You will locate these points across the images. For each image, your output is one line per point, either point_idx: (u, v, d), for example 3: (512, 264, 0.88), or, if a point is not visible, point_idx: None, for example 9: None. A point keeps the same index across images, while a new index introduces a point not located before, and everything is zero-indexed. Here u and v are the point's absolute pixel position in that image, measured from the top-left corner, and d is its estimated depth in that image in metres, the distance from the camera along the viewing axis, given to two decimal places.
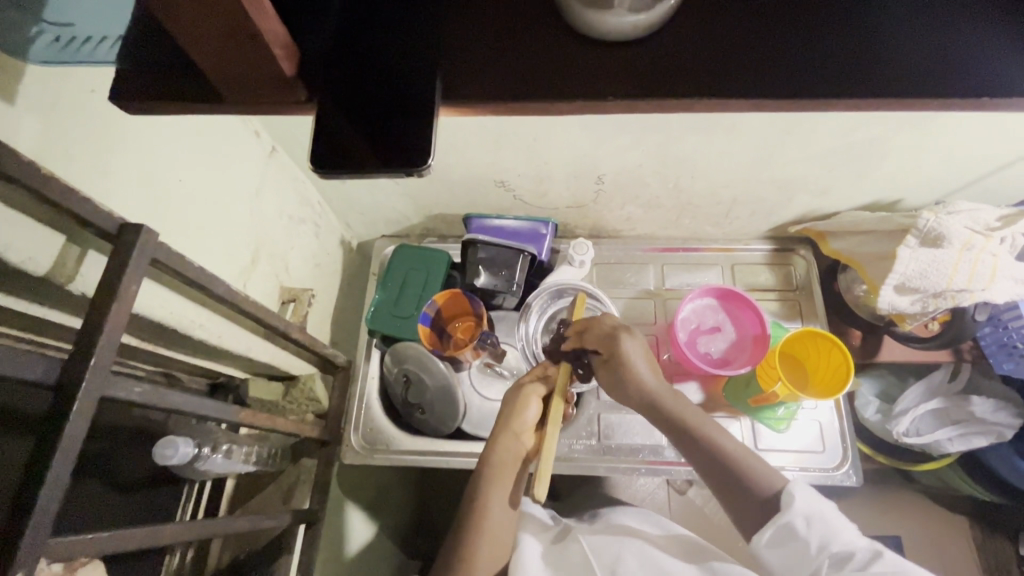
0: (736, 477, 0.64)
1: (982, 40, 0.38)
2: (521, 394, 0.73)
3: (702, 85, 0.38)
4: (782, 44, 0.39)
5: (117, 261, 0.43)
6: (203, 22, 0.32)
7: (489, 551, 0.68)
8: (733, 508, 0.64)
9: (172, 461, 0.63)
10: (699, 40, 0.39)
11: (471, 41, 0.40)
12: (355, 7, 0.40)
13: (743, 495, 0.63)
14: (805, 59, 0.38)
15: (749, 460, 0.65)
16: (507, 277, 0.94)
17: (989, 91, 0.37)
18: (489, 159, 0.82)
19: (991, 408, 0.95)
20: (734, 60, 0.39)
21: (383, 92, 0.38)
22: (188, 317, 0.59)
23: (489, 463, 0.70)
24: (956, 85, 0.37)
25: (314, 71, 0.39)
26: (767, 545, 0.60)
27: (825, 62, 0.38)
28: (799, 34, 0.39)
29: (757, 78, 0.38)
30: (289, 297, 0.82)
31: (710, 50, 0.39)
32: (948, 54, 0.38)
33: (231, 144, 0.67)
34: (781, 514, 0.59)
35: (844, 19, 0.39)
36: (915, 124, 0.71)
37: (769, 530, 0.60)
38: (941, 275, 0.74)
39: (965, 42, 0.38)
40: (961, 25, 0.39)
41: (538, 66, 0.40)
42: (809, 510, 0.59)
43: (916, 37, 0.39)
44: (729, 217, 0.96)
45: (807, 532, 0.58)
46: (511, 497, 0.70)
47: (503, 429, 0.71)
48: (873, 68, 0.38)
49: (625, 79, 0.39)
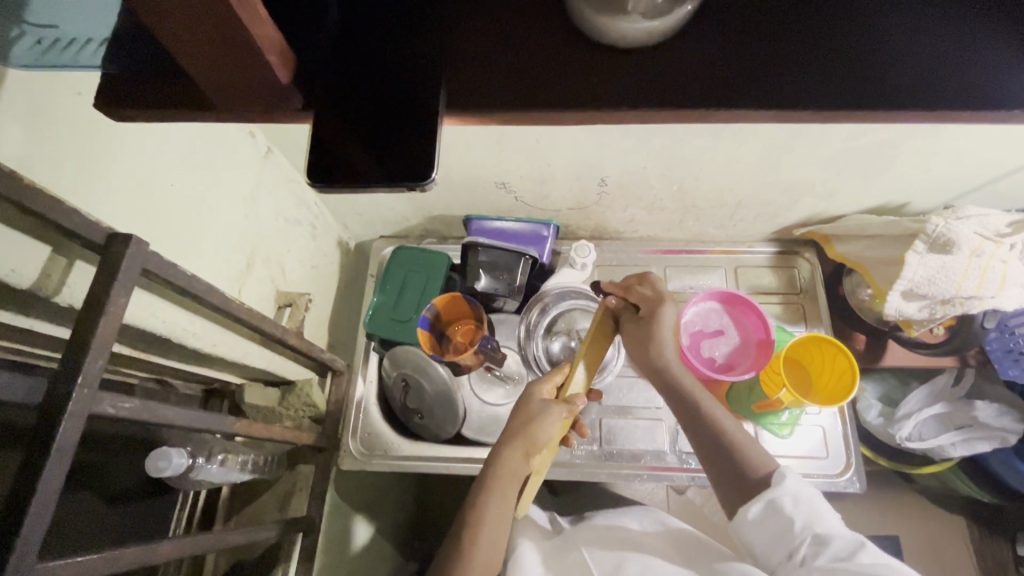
0: (724, 431, 0.67)
1: (1003, 47, 0.37)
2: (546, 415, 0.66)
3: (716, 94, 0.37)
4: (796, 51, 0.37)
5: (105, 274, 0.41)
6: (190, 26, 0.30)
7: (482, 562, 0.66)
8: (710, 461, 0.67)
9: (166, 472, 0.62)
10: (712, 43, 0.38)
11: (472, 46, 0.38)
12: (353, 11, 0.38)
13: (723, 448, 0.66)
14: (820, 62, 0.37)
15: (731, 422, 0.68)
16: (508, 280, 0.92)
17: (1013, 103, 0.36)
18: (490, 160, 0.80)
19: (994, 413, 0.94)
20: (750, 64, 0.37)
21: (382, 101, 0.36)
22: (181, 325, 0.57)
23: (493, 478, 0.66)
24: (974, 96, 0.36)
25: (314, 79, 0.37)
26: (753, 518, 0.61)
27: (840, 73, 0.37)
28: (814, 38, 0.37)
29: (770, 85, 0.37)
30: (285, 301, 0.80)
31: (726, 58, 0.37)
32: (966, 63, 0.37)
33: (226, 147, 0.66)
34: (771, 489, 0.62)
35: (859, 22, 0.38)
36: (925, 127, 0.69)
37: (759, 504, 0.61)
38: (950, 281, 0.73)
39: (984, 48, 0.37)
40: (981, 32, 0.37)
41: (543, 72, 0.38)
42: (797, 490, 0.61)
43: (931, 42, 0.37)
44: (733, 219, 0.94)
45: (794, 510, 0.60)
46: (507, 514, 0.67)
47: (516, 443, 0.66)
48: (891, 78, 0.36)
49: (635, 86, 0.37)
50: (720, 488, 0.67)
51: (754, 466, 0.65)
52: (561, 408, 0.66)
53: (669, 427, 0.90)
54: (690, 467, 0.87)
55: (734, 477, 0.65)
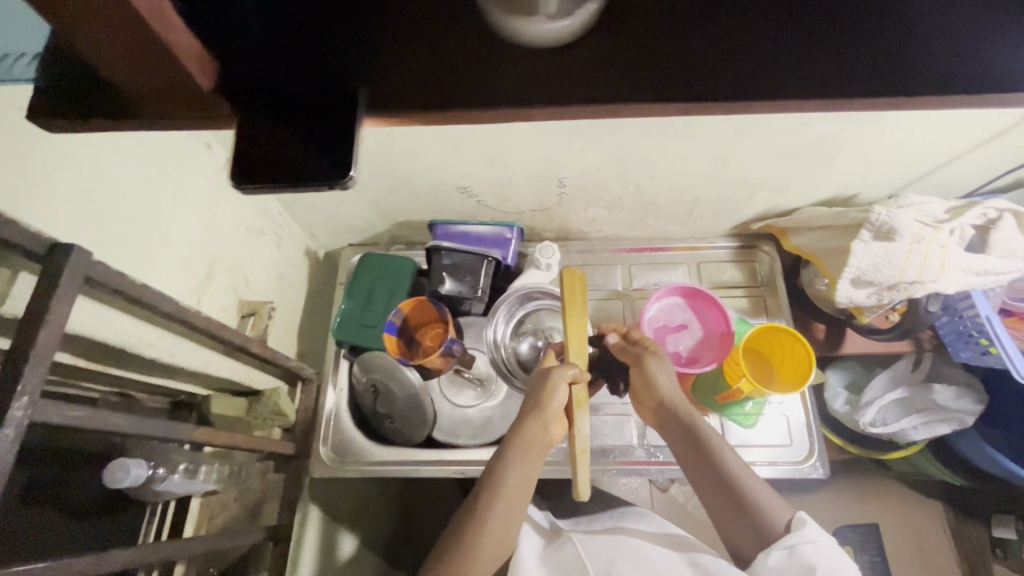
0: (741, 487, 0.68)
1: (896, 38, 0.39)
2: (551, 381, 0.70)
3: (625, 90, 0.38)
4: (704, 46, 0.39)
5: (46, 283, 0.42)
6: (109, 35, 0.32)
7: (495, 536, 0.65)
8: (720, 512, 0.69)
9: (124, 483, 0.63)
10: (619, 40, 0.39)
11: (395, 49, 0.39)
12: (271, 19, 0.39)
13: (737, 502, 0.68)
14: (728, 52, 0.39)
15: (751, 478, 0.69)
16: (472, 282, 0.93)
17: (908, 90, 0.38)
18: (448, 165, 0.82)
19: (953, 396, 0.97)
20: (656, 58, 0.39)
21: (304, 105, 0.38)
22: (136, 335, 0.58)
23: (514, 445, 0.69)
24: (875, 82, 0.38)
25: (242, 84, 0.37)
26: (774, 568, 0.60)
27: (745, 65, 0.39)
28: (718, 34, 0.39)
29: (678, 80, 0.38)
30: (248, 310, 0.81)
31: (635, 56, 0.39)
32: (865, 51, 0.39)
33: (180, 159, 0.67)
34: (793, 537, 0.62)
35: (760, 18, 0.40)
36: (861, 119, 0.72)
37: (780, 552, 0.61)
38: (893, 268, 0.75)
39: (880, 38, 0.39)
40: (877, 23, 0.40)
41: (461, 65, 0.39)
42: (818, 539, 0.61)
43: (829, 35, 0.39)
44: (692, 216, 0.97)
45: (815, 557, 0.60)
46: (528, 484, 0.68)
47: (532, 412, 0.70)
48: (792, 72, 0.38)
49: (551, 82, 0.39)
50: (725, 535, 0.69)
51: (770, 524, 0.65)
52: (567, 369, 0.70)
53: (638, 421, 0.91)
54: (658, 460, 0.89)
55: (743, 530, 0.67)
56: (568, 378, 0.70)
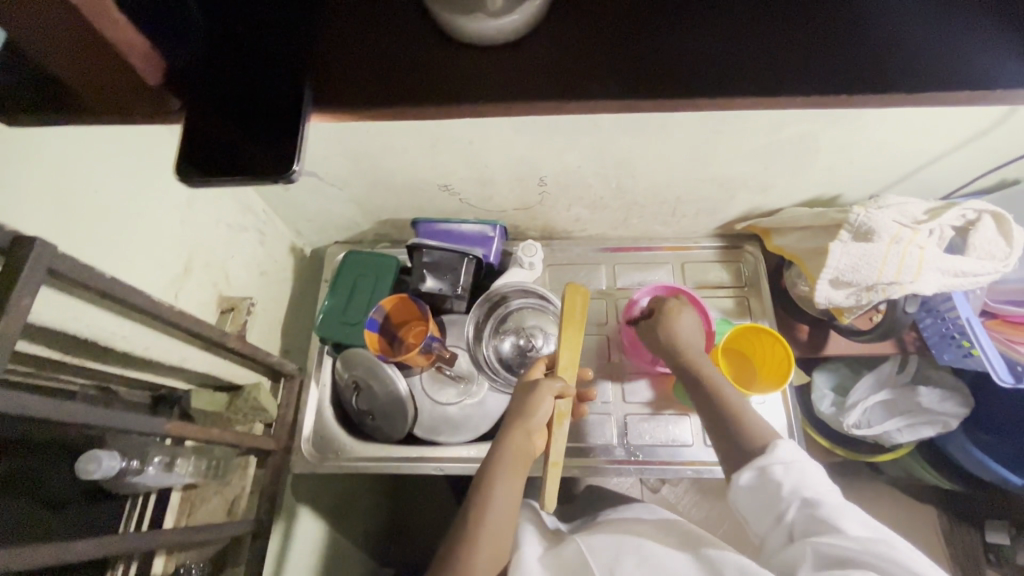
0: (731, 410, 0.71)
1: (782, 55, 0.46)
2: (537, 393, 0.72)
3: (551, 94, 0.46)
4: (620, 57, 0.46)
5: (8, 274, 0.42)
6: (66, 44, 0.38)
7: (489, 550, 0.65)
8: (718, 438, 0.71)
9: (96, 475, 0.64)
10: (545, 51, 0.47)
11: (340, 64, 0.47)
12: (225, 37, 0.45)
13: (730, 424, 0.70)
14: (635, 63, 0.46)
15: (741, 404, 0.72)
16: (452, 280, 0.94)
17: (783, 93, 0.45)
18: (427, 163, 0.82)
19: (937, 398, 0.96)
20: (576, 68, 0.46)
21: (253, 110, 0.45)
22: (108, 328, 0.59)
23: (501, 463, 0.68)
24: (760, 89, 0.45)
25: (188, 85, 0.44)
26: (745, 486, 0.65)
27: (654, 74, 0.46)
28: (631, 48, 0.46)
29: (594, 85, 0.45)
30: (227, 306, 0.81)
31: (560, 69, 0.46)
32: (752, 64, 0.46)
33: (156, 155, 0.67)
34: (763, 457, 0.64)
35: (667, 35, 0.47)
36: (839, 119, 0.72)
37: (751, 471, 0.64)
38: (871, 268, 0.75)
39: (767, 53, 0.46)
40: (764, 39, 0.47)
41: (403, 75, 0.47)
42: (789, 458, 0.63)
43: (724, 52, 0.46)
44: (675, 216, 0.97)
45: (783, 475, 0.62)
46: (514, 498, 0.68)
47: (516, 425, 0.70)
48: (696, 80, 0.45)
49: (488, 86, 0.46)
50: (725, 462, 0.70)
51: (753, 440, 0.67)
52: (553, 382, 0.72)
53: (618, 420, 0.92)
54: (637, 459, 0.88)
55: (733, 451, 0.69)
56: (556, 391, 0.72)
